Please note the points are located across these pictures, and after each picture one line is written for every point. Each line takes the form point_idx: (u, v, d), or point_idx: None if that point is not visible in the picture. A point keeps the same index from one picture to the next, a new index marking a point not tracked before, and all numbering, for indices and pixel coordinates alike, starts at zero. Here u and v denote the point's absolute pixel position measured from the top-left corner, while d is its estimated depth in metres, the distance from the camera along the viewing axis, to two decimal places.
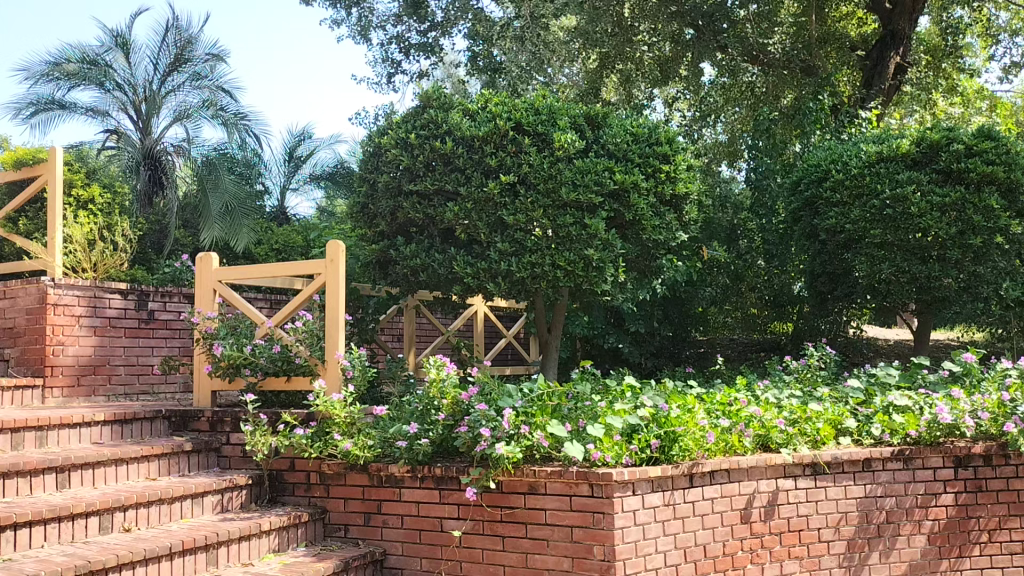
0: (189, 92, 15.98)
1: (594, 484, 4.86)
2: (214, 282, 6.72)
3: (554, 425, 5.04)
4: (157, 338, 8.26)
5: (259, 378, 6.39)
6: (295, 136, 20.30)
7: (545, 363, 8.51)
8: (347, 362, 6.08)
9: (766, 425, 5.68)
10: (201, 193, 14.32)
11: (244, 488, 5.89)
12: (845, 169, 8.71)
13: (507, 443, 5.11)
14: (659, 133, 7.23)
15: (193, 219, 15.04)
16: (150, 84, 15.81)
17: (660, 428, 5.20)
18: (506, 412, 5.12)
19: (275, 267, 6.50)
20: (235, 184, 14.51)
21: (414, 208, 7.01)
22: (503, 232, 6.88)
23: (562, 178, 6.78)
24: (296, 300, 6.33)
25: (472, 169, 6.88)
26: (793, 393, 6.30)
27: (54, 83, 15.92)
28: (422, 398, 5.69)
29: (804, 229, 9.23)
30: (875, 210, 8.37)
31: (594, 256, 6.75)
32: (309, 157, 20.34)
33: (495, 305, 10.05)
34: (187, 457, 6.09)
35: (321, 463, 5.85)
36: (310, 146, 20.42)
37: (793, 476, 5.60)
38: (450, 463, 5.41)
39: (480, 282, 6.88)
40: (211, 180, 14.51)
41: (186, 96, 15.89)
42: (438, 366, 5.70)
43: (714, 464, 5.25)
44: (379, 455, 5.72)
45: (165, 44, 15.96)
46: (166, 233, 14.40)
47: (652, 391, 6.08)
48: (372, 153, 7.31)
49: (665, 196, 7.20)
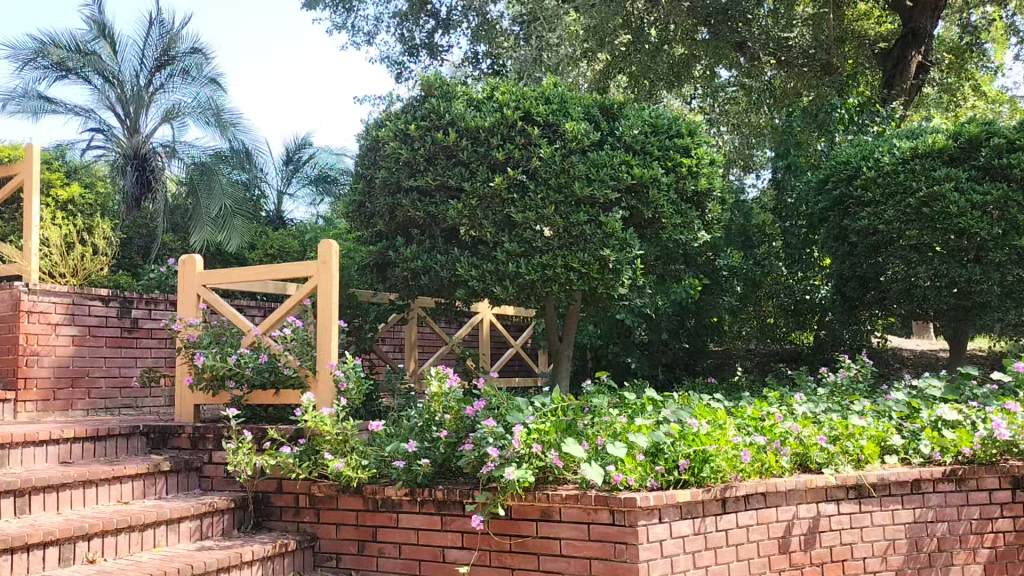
0: (178, 89, 15.55)
1: (616, 510, 4.33)
2: (198, 286, 6.19)
3: (570, 444, 4.50)
4: (141, 348, 7.72)
5: (245, 392, 5.83)
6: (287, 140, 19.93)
7: (555, 374, 7.97)
8: (340, 373, 5.51)
9: (805, 442, 5.14)
10: (195, 196, 13.85)
11: (226, 512, 5.34)
12: (876, 166, 8.15)
13: (518, 466, 4.52)
14: (680, 124, 6.70)
15: (182, 222, 14.85)
16: (137, 80, 15.43)
17: (688, 447, 4.66)
18: (516, 428, 4.53)
19: (261, 271, 5.94)
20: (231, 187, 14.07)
21: (414, 205, 6.47)
22: (511, 232, 6.35)
23: (575, 172, 6.25)
24: (284, 307, 5.76)
25: (477, 163, 6.35)
26: (831, 407, 5.74)
27: (42, 73, 15.49)
28: (422, 412, 5.12)
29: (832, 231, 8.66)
30: (911, 209, 7.83)
31: (610, 257, 6.20)
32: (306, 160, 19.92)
33: (502, 312, 9.50)
34: (165, 478, 5.53)
35: (311, 485, 5.29)
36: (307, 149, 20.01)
37: (836, 499, 5.04)
38: (453, 486, 4.86)
39: (487, 287, 6.34)
40: (204, 183, 14.05)
41: (176, 93, 15.52)
42: (440, 378, 5.16)
43: (749, 487, 4.69)
44: (375, 476, 5.16)
45: (151, 39, 15.42)
46: (154, 237, 14.16)
47: (675, 405, 5.53)
48: (369, 148, 6.79)
49: (687, 193, 6.66)
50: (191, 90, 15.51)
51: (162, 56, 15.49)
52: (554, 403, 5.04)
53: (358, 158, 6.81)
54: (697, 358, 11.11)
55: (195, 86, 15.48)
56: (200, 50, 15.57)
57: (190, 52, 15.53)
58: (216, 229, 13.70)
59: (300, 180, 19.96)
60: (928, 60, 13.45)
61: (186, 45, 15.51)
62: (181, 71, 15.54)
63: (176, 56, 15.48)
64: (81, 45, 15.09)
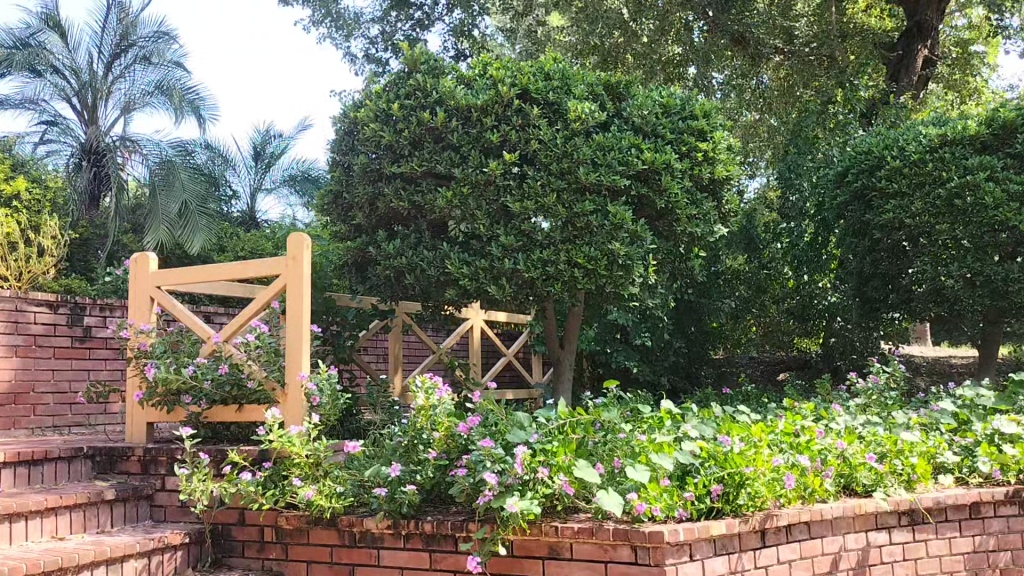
0: (138, 75, 14.98)
1: (638, 546, 3.64)
2: (152, 288, 5.47)
3: (581, 468, 3.79)
4: (94, 361, 6.96)
5: (203, 409, 5.09)
6: (259, 136, 19.08)
7: (556, 387, 7.30)
8: (313, 386, 4.74)
9: (850, 462, 4.45)
10: (153, 199, 13.31)
11: (180, 548, 4.59)
12: (902, 155, 7.64)
13: (521, 495, 3.80)
14: (694, 105, 6.06)
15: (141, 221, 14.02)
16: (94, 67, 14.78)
17: (722, 469, 3.94)
18: (519, 449, 3.79)
19: (221, 268, 5.25)
20: (191, 181, 13.49)
21: (398, 195, 5.77)
22: (508, 224, 5.67)
23: (579, 156, 5.59)
24: (249, 310, 5.05)
25: (469, 146, 5.68)
26: (871, 419, 5.07)
27: None
28: (406, 429, 4.35)
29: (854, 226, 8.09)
30: (942, 202, 7.34)
31: (619, 251, 5.53)
32: (279, 156, 19.18)
33: (494, 317, 8.78)
34: (110, 508, 4.76)
35: (278, 515, 4.55)
36: (279, 143, 19.27)
37: (887, 527, 4.37)
38: (443, 516, 4.14)
39: (480, 286, 5.64)
40: (163, 180, 13.48)
41: (136, 79, 14.92)
42: (427, 391, 4.31)
43: (792, 516, 4.01)
44: (353, 505, 4.43)
45: (109, 25, 14.93)
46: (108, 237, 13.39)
47: (695, 417, 4.82)
48: (346, 132, 6.08)
49: (702, 180, 6.02)
50: (151, 75, 14.96)
51: (120, 42, 14.98)
52: (561, 419, 4.29)
53: (333, 142, 6.10)
54: (699, 365, 10.47)
55: (156, 71, 14.93)
56: (164, 35, 15.15)
57: (151, 37, 15.09)
58: (176, 230, 13.12)
59: (274, 176, 19.19)
60: (935, 54, 12.88)
61: (146, 30, 15.08)
62: (142, 57, 15.02)
63: (135, 42, 15.01)
64: (25, 40, 14.39)
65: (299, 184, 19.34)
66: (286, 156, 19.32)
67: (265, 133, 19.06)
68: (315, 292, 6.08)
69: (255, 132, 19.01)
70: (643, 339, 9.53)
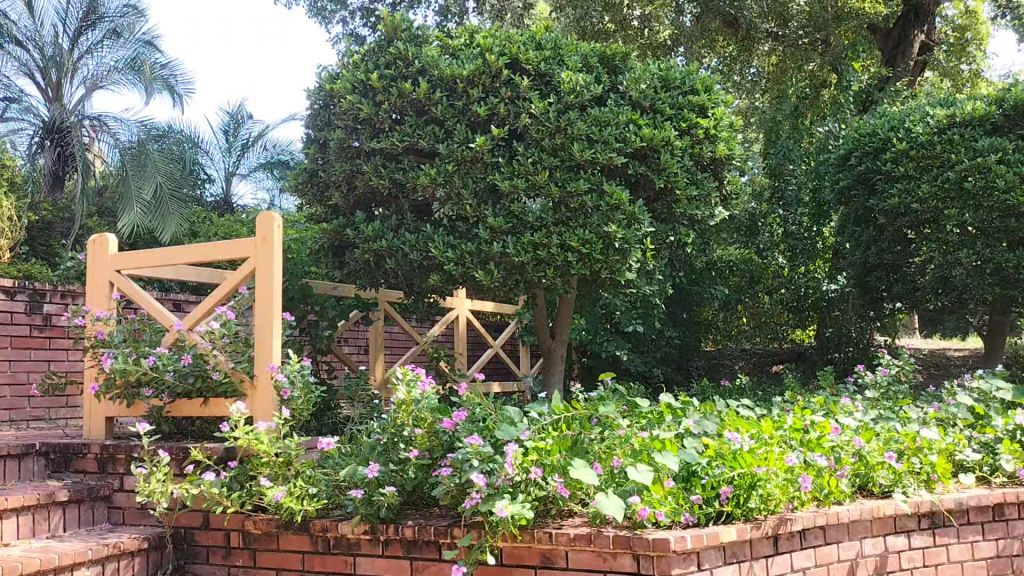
0: (107, 51, 14.59)
1: (641, 555, 3.29)
2: (111, 272, 5.08)
3: (578, 468, 3.44)
4: (54, 351, 6.53)
5: (166, 402, 4.71)
6: (230, 117, 18.63)
7: (546, 379, 6.95)
8: (284, 377, 4.34)
9: (868, 460, 4.11)
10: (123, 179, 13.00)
11: (138, 554, 4.20)
12: (908, 137, 7.46)
13: (512, 498, 3.44)
14: (694, 79, 5.70)
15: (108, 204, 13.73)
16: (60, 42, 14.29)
17: (733, 469, 3.59)
18: (509, 447, 3.42)
19: (186, 250, 4.85)
20: (162, 163, 13.29)
21: (378, 173, 5.39)
22: (496, 205, 5.32)
23: (573, 131, 5.25)
24: (215, 295, 4.65)
25: (454, 120, 5.34)
26: (886, 412, 4.74)
27: None
28: (385, 425, 3.95)
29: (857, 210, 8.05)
30: (950, 184, 7.19)
31: (616, 234, 5.17)
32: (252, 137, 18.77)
33: (480, 307, 8.42)
34: (62, 511, 4.34)
35: (245, 519, 4.16)
36: (251, 125, 18.86)
37: (906, 531, 4.05)
38: (425, 521, 3.77)
39: (467, 272, 5.27)
40: (133, 161, 13.23)
41: (105, 56, 14.55)
42: (409, 383, 3.93)
43: (807, 521, 3.68)
44: (327, 508, 4.05)
45: None
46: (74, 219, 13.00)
47: (698, 410, 4.46)
48: (321, 105, 5.70)
49: (703, 159, 5.68)
50: (121, 53, 14.58)
51: (88, 16, 14.50)
52: (555, 414, 3.92)
53: (307, 116, 5.71)
54: (691, 358, 10.15)
55: (126, 48, 14.56)
56: (134, 11, 14.76)
57: (121, 12, 14.66)
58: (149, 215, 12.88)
59: (249, 159, 18.82)
60: (933, 39, 12.55)
61: (116, 4, 14.62)
62: (111, 32, 14.62)
63: (104, 16, 14.58)
64: None
65: (275, 166, 18.97)
66: (259, 139, 18.95)
67: (235, 114, 18.62)
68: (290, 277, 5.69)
69: (225, 113, 18.55)
70: (635, 329, 9.20)
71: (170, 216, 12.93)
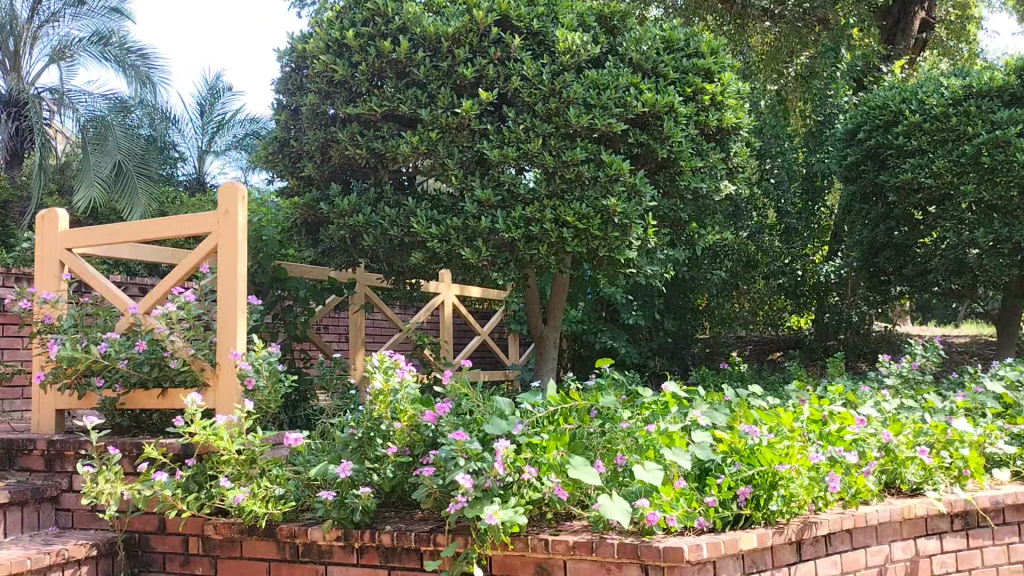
0: (71, 22, 14.19)
1: (650, 565, 2.89)
2: (61, 251, 4.63)
3: (578, 468, 3.02)
4: (7, 338, 6.08)
5: (119, 394, 4.28)
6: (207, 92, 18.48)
7: (538, 367, 6.57)
8: (247, 366, 3.90)
9: (896, 455, 3.71)
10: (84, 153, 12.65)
11: (85, 563, 3.76)
12: (922, 110, 7.58)
13: (503, 503, 3.03)
14: (699, 41, 5.39)
15: (65, 181, 13.61)
16: (22, 12, 13.87)
17: (752, 468, 3.19)
18: (500, 444, 3.00)
19: (139, 226, 4.39)
20: (124, 138, 13.00)
21: (354, 141, 4.99)
22: (485, 176, 4.95)
23: (569, 96, 4.90)
24: (172, 275, 4.21)
25: (438, 83, 4.97)
26: (907, 401, 4.35)
27: None
28: (361, 419, 3.51)
29: (868, 186, 8.20)
30: (968, 157, 7.30)
31: (616, 208, 4.79)
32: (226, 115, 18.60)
33: (468, 292, 8.03)
34: (1, 514, 3.89)
35: (205, 523, 3.73)
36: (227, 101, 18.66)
37: (938, 532, 3.66)
38: (406, 527, 3.36)
39: (452, 249, 4.88)
40: (94, 138, 12.85)
41: (69, 27, 14.17)
42: (386, 371, 3.49)
43: (833, 524, 3.28)
44: (296, 511, 3.63)
45: None
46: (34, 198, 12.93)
47: (704, 398, 4.04)
48: (293, 69, 5.30)
49: (709, 128, 5.35)
50: (87, 24, 14.21)
51: None
52: (550, 407, 3.49)
53: (277, 79, 5.30)
54: (686, 346, 9.80)
55: (93, 20, 14.21)
56: None
57: None
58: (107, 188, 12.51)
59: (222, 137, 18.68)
60: (932, 16, 12.16)
61: None
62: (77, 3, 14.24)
63: None
64: None
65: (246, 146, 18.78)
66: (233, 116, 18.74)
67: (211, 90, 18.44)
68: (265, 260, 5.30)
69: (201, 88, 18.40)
70: (635, 320, 8.99)
71: (137, 196, 12.73)
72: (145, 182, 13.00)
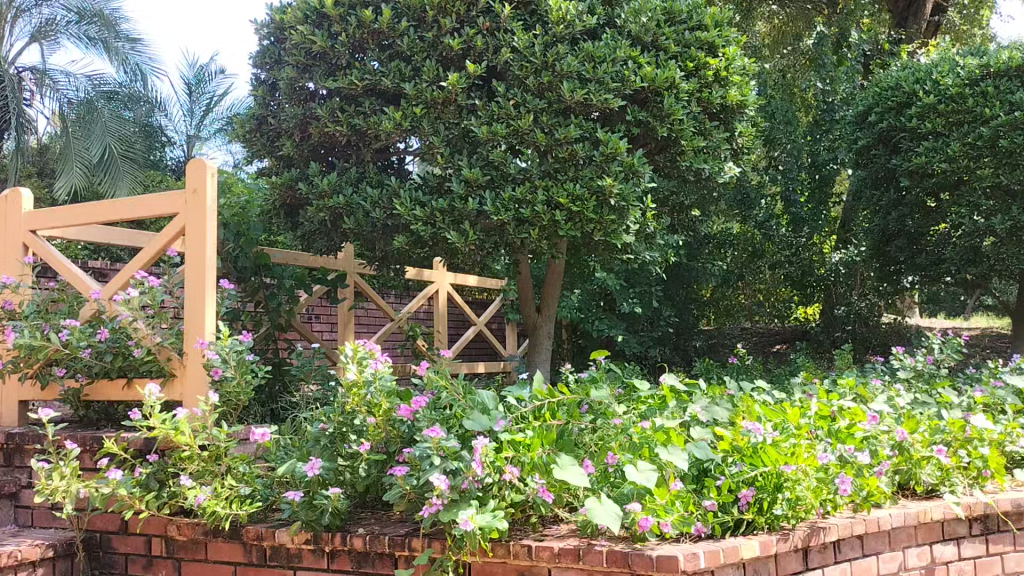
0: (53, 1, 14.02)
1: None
2: (24, 232, 4.37)
3: (563, 468, 2.75)
4: None
5: (82, 384, 4.02)
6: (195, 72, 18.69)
7: (532, 358, 6.34)
8: (214, 355, 3.62)
9: (910, 453, 3.44)
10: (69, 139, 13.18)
11: (40, 565, 3.51)
12: (935, 90, 7.36)
13: (481, 507, 2.76)
14: (703, 13, 5.17)
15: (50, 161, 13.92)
16: None
17: (754, 467, 2.92)
18: (478, 442, 2.73)
19: (104, 206, 4.13)
20: (111, 122, 13.52)
21: (334, 118, 4.89)
22: (473, 154, 4.82)
23: (564, 70, 4.72)
24: (138, 258, 3.95)
25: (423, 55, 4.87)
26: (920, 395, 4.08)
27: None
28: (333, 413, 3.22)
29: (881, 170, 7.99)
30: (985, 140, 7.07)
31: (612, 189, 4.64)
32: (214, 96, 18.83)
33: (465, 280, 7.77)
34: None
35: (168, 523, 3.48)
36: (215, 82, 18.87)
37: (955, 538, 3.39)
38: (380, 529, 3.10)
39: (437, 233, 4.72)
40: (79, 124, 13.38)
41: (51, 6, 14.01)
42: (360, 362, 3.23)
43: (843, 529, 3.02)
44: (264, 512, 3.37)
45: None
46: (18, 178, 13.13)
47: (702, 390, 3.78)
48: (272, 42, 5.19)
49: (712, 106, 5.17)
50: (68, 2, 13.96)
51: None
52: (536, 401, 3.22)
53: (255, 52, 5.18)
54: (689, 337, 9.56)
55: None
56: None
57: None
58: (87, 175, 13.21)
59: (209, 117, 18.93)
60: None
61: None
62: None
63: None
64: None
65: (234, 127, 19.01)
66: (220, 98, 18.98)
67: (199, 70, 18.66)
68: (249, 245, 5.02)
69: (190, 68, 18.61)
70: (631, 308, 8.60)
71: (119, 180, 13.30)
72: (131, 167, 13.57)
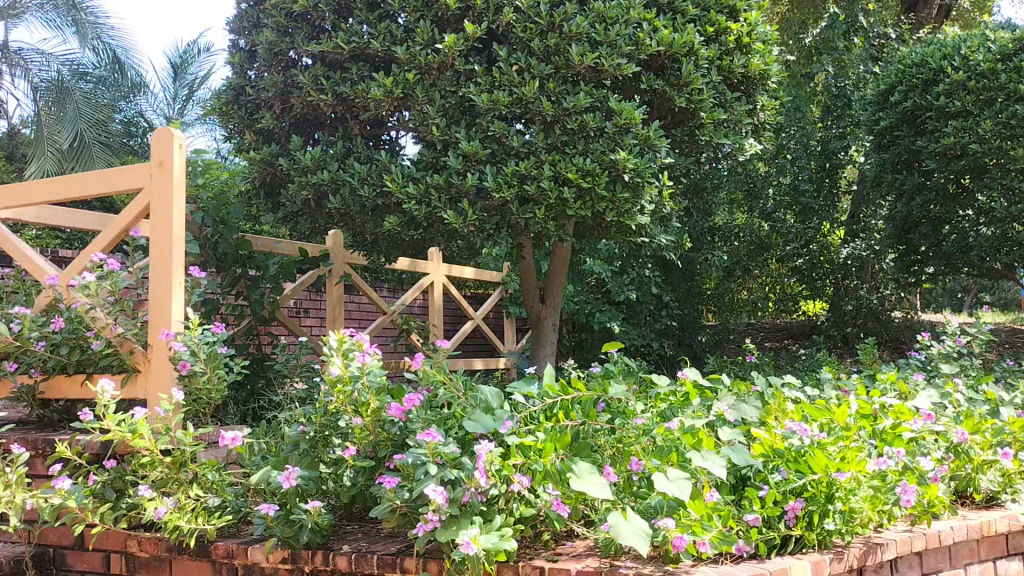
0: None
1: None
2: None
3: (580, 477, 2.34)
4: None
5: (36, 381, 3.59)
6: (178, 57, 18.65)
7: (537, 350, 5.93)
8: (182, 348, 3.21)
9: (969, 456, 3.04)
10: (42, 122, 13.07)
11: None
12: (965, 66, 7.13)
13: (485, 524, 2.34)
14: None
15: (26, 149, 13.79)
16: None
17: (801, 476, 2.51)
18: (482, 445, 2.34)
19: (60, 183, 3.70)
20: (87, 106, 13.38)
21: (318, 85, 4.57)
22: (471, 128, 4.47)
23: (574, 33, 4.40)
24: (97, 240, 3.51)
25: (417, 16, 4.54)
26: (968, 390, 3.67)
27: None
28: (315, 414, 2.81)
29: (905, 151, 7.65)
30: (1014, 119, 6.78)
31: (626, 162, 4.29)
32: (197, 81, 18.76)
33: (461, 270, 7.41)
34: None
35: (130, 536, 3.06)
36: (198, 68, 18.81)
37: (1019, 552, 3.02)
38: (369, 547, 2.69)
39: (433, 212, 4.39)
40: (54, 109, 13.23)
41: None
42: (346, 355, 2.82)
43: (901, 546, 2.62)
44: (236, 524, 2.96)
45: None
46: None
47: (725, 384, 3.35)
48: (249, 5, 4.92)
49: (733, 76, 4.91)
50: None
51: None
52: (546, 399, 2.80)
53: (234, 16, 4.91)
54: (694, 332, 9.03)
55: None
56: None
57: None
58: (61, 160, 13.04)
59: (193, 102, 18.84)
60: None
61: None
62: None
63: None
64: None
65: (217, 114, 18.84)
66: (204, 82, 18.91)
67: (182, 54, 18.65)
68: (231, 228, 4.59)
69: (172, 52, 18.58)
70: (628, 297, 8.27)
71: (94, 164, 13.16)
72: (103, 151, 13.45)
